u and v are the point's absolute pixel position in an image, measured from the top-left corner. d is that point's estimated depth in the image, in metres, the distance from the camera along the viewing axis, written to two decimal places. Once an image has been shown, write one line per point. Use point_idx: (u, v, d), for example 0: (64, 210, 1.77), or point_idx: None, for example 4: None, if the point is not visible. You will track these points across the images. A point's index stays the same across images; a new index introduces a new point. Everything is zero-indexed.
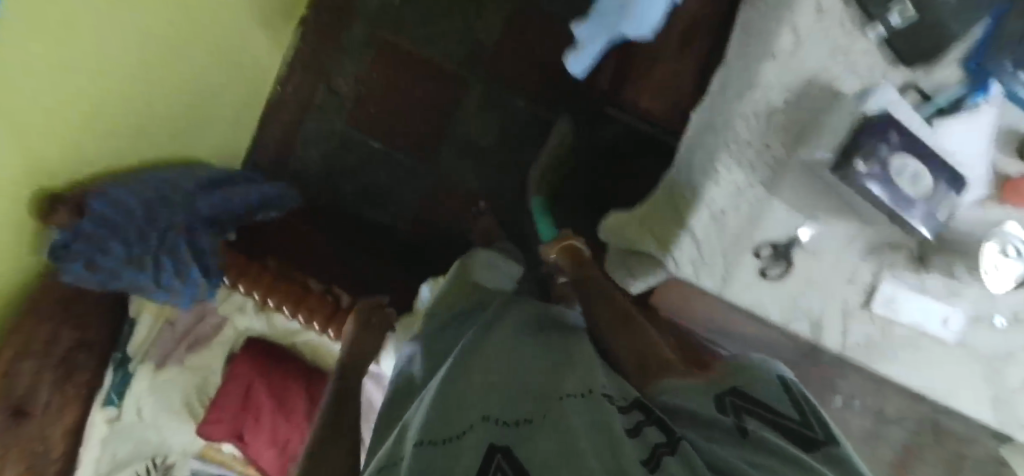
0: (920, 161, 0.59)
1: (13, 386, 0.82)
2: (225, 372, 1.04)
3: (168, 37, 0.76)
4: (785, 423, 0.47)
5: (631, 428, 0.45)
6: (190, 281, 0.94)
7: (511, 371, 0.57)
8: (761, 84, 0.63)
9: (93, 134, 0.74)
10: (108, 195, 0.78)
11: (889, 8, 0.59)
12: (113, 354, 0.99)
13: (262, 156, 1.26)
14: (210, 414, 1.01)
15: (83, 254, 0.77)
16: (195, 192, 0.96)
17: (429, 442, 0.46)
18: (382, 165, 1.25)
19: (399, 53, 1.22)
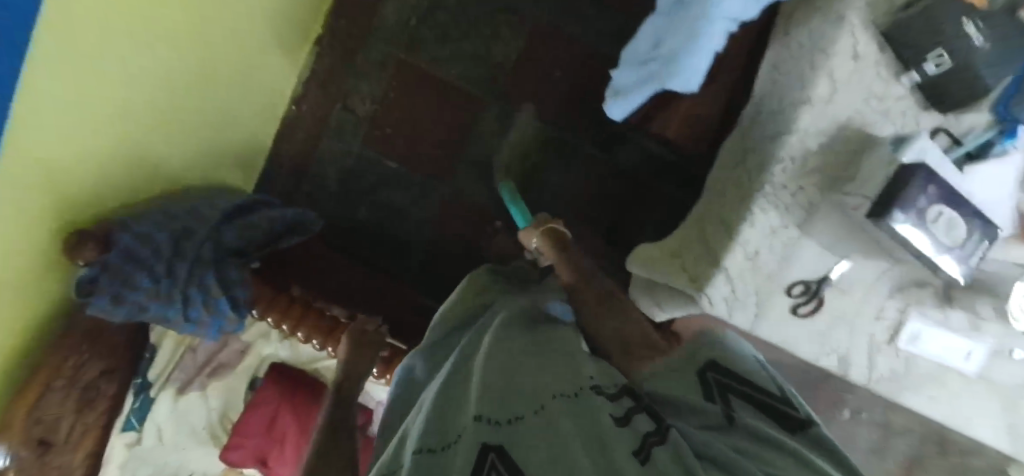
0: (953, 210, 0.57)
1: (41, 420, 0.74)
2: (249, 398, 0.99)
3: (191, 63, 0.73)
4: (768, 400, 0.47)
5: (620, 418, 0.45)
6: (218, 313, 0.86)
7: (532, 373, 0.53)
8: (798, 129, 0.62)
9: (115, 164, 0.70)
10: (132, 230, 0.77)
11: (924, 58, 0.59)
12: (134, 380, 0.91)
13: (276, 174, 1.09)
14: (233, 440, 0.97)
15: (110, 288, 0.74)
16: (219, 224, 0.90)
17: (429, 450, 0.48)
18: (397, 184, 1.10)
19: (416, 71, 1.07)
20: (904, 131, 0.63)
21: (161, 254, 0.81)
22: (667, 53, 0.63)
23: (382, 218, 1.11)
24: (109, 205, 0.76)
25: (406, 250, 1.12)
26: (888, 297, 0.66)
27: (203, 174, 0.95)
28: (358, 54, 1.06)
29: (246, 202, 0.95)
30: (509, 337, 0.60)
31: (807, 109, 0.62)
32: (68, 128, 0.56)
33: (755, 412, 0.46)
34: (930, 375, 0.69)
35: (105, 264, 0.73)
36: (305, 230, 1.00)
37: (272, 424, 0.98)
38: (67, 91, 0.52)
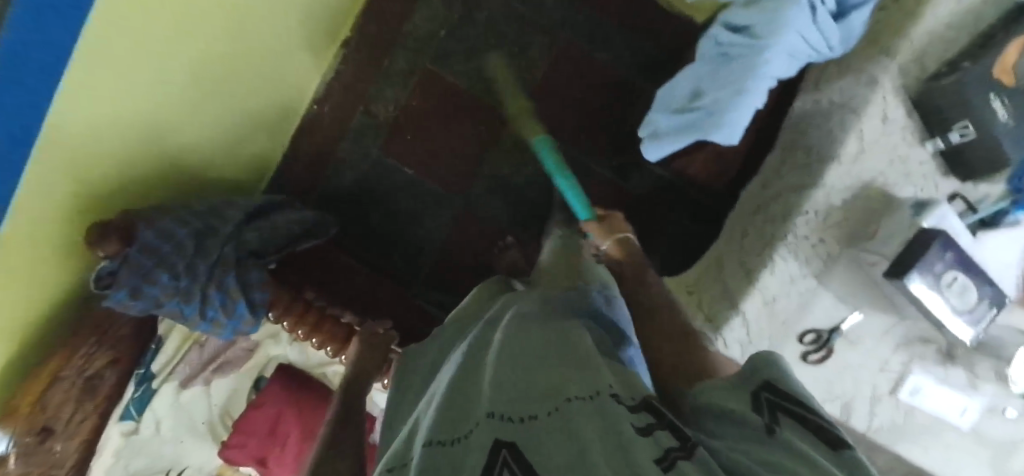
0: (966, 276, 0.63)
1: (46, 404, 0.76)
2: (252, 399, 0.96)
3: (219, 61, 0.73)
4: (820, 421, 0.41)
5: (642, 428, 0.40)
6: (236, 315, 0.86)
7: (549, 373, 0.48)
8: (824, 185, 0.68)
9: (134, 154, 0.70)
10: (157, 226, 0.77)
11: (949, 127, 0.64)
12: (136, 370, 0.88)
13: (292, 173, 1.06)
14: (233, 438, 0.94)
15: (127, 283, 0.74)
16: (242, 225, 0.90)
17: (438, 443, 0.44)
18: (415, 191, 1.07)
19: (442, 83, 1.04)
20: (922, 194, 0.69)
21: (189, 255, 0.81)
22: (710, 105, 0.62)
23: (395, 225, 1.08)
24: (121, 202, 0.75)
25: (413, 259, 1.09)
26: (893, 350, 0.72)
27: (221, 171, 0.94)
28: (383, 59, 1.03)
29: (271, 204, 0.96)
30: (526, 329, 0.55)
31: (835, 167, 0.67)
32: (93, 125, 0.56)
33: (804, 434, 0.39)
34: (928, 428, 0.74)
35: (125, 258, 0.74)
36: (320, 234, 1.00)
37: (273, 428, 0.95)
38: (98, 91, 0.53)
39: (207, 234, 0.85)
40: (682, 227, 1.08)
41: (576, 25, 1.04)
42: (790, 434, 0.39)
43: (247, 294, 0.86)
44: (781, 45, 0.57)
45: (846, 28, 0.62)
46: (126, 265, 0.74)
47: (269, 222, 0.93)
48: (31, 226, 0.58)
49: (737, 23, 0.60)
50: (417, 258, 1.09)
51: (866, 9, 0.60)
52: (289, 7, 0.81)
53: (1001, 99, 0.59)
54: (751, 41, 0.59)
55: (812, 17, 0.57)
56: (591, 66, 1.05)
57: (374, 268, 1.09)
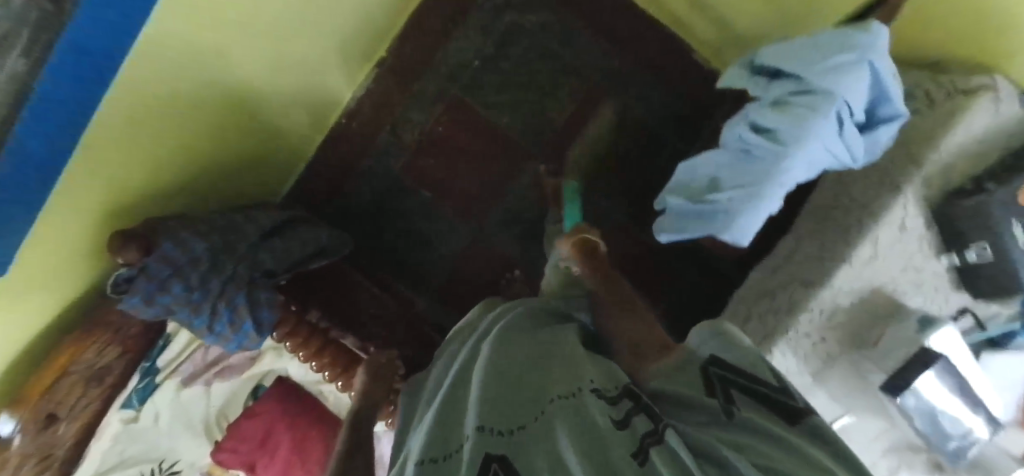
0: (966, 405, 0.59)
1: (57, 391, 0.74)
2: (248, 405, 0.95)
3: (254, 60, 0.73)
4: (765, 392, 0.53)
5: (620, 420, 0.48)
6: (242, 333, 0.77)
7: (535, 379, 0.55)
8: (833, 286, 0.63)
9: (167, 149, 0.70)
10: (177, 236, 0.71)
11: (966, 245, 0.61)
12: (141, 363, 0.84)
13: (313, 184, 1.06)
14: (226, 441, 0.92)
15: (143, 290, 0.67)
16: (260, 244, 0.81)
17: (430, 460, 0.50)
18: (432, 215, 1.07)
19: (469, 113, 1.06)
20: (929, 307, 0.65)
21: (203, 270, 0.73)
22: (727, 203, 0.58)
23: (408, 245, 1.08)
24: (159, 209, 0.78)
25: (420, 283, 1.08)
26: (881, 453, 0.67)
27: (253, 174, 0.94)
28: (415, 83, 1.04)
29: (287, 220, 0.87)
30: (512, 337, 0.61)
31: (846, 269, 0.63)
32: (128, 137, 0.59)
33: (755, 406, 0.51)
34: None
35: (143, 267, 0.68)
36: (332, 254, 0.91)
37: (266, 437, 0.93)
38: (135, 105, 0.56)
39: (229, 245, 0.77)
40: (691, 280, 1.08)
41: (612, 71, 1.06)
42: (744, 410, 0.51)
43: (254, 312, 0.77)
44: (806, 152, 0.53)
45: (872, 141, 0.56)
46: (142, 275, 0.68)
47: (285, 239, 0.84)
48: (79, 216, 0.62)
49: (759, 123, 0.56)
50: (425, 281, 1.08)
51: (894, 124, 0.55)
52: (321, 39, 0.84)
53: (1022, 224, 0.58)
54: (773, 144, 0.54)
55: (837, 130, 0.52)
56: (618, 109, 1.07)
57: (380, 289, 1.07)
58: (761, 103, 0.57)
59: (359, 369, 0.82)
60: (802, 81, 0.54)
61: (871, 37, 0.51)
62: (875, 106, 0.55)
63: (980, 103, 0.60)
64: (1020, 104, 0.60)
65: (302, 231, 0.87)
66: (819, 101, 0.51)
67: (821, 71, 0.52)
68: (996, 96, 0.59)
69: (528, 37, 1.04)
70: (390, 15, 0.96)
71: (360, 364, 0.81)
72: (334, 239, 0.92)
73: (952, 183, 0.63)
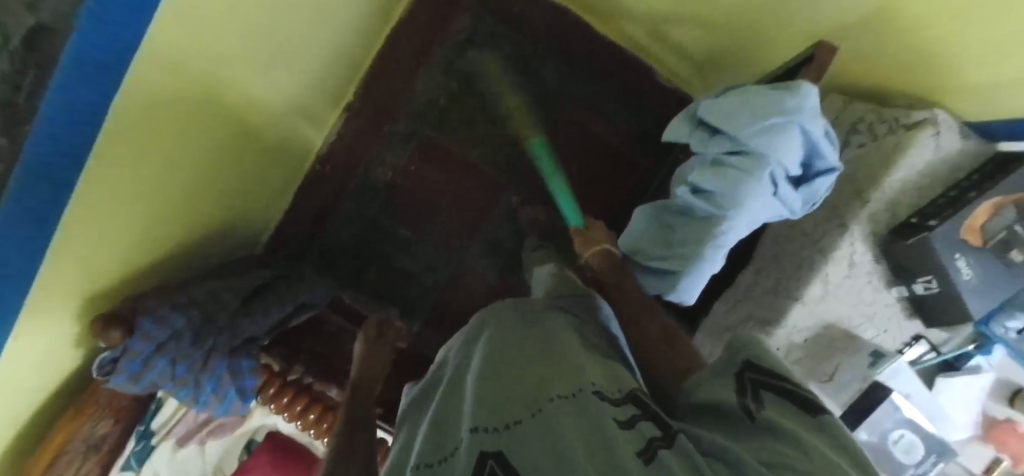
0: (916, 435, 0.70)
1: (55, 468, 0.76)
2: (242, 461, 0.96)
3: (246, 80, 0.73)
4: (795, 391, 0.46)
5: (625, 421, 0.42)
6: (227, 400, 0.79)
7: (536, 374, 0.49)
8: (786, 325, 0.67)
9: (167, 178, 0.71)
10: (156, 314, 0.72)
11: (913, 280, 0.64)
12: (136, 427, 0.86)
13: (292, 230, 1.07)
14: None
15: (128, 369, 0.69)
16: (239, 311, 0.83)
17: (425, 465, 0.46)
18: (411, 251, 1.09)
19: (440, 149, 1.06)
20: (885, 335, 0.68)
21: (185, 343, 0.75)
22: (674, 259, 0.62)
23: (390, 282, 1.10)
24: (136, 285, 0.79)
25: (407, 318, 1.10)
26: None
27: (249, 204, 0.95)
28: (384, 125, 1.03)
29: (267, 281, 0.90)
30: (505, 333, 0.55)
31: (799, 307, 0.66)
32: (94, 225, 0.63)
33: (784, 404, 0.45)
34: None
35: (125, 346, 0.69)
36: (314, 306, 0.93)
37: None
38: (93, 201, 0.60)
39: (212, 317, 0.79)
40: None
41: (577, 97, 1.07)
42: (768, 411, 0.44)
43: (237, 380, 0.80)
44: (739, 212, 0.57)
45: (809, 193, 0.58)
46: (126, 354, 0.69)
47: (263, 301, 0.86)
48: (37, 313, 0.63)
49: (699, 184, 0.59)
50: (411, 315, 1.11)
51: (830, 176, 0.57)
52: (287, 99, 0.86)
53: (965, 258, 0.60)
54: (711, 205, 0.58)
55: (772, 189, 0.56)
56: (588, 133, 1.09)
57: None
58: (702, 163, 0.60)
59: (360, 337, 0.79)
60: (736, 140, 0.57)
61: (798, 101, 0.54)
62: (810, 161, 0.57)
63: (920, 138, 0.61)
64: (960, 136, 0.62)
65: (282, 293, 0.89)
66: (753, 164, 0.55)
67: (754, 132, 0.55)
68: (936, 130, 0.61)
69: (493, 69, 1.03)
70: (353, 59, 0.96)
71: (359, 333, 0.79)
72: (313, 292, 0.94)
73: (902, 216, 0.65)
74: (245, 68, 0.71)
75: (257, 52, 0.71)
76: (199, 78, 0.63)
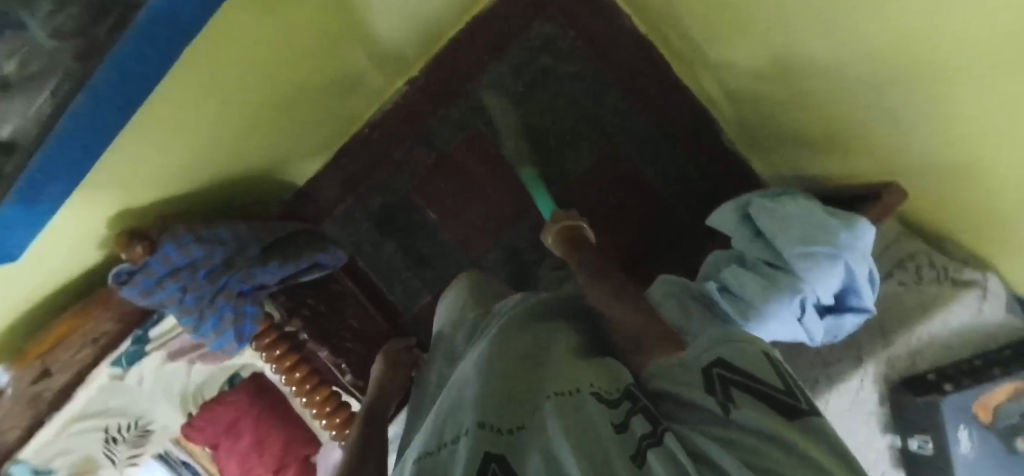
0: None
1: (52, 354, 0.80)
2: (223, 391, 1.00)
3: (338, 16, 0.73)
4: (772, 393, 0.43)
5: (617, 423, 0.40)
6: (223, 337, 0.81)
7: (538, 377, 0.48)
8: None
9: (242, 92, 0.71)
10: (178, 240, 0.75)
11: (911, 434, 0.66)
12: (134, 331, 0.88)
13: (326, 185, 1.08)
14: (195, 419, 1.00)
15: (142, 284, 0.74)
16: (259, 256, 0.85)
17: (426, 455, 0.44)
18: (433, 235, 1.10)
19: (488, 148, 1.07)
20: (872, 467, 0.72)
21: (199, 276, 0.78)
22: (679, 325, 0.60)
23: (406, 259, 1.11)
24: (170, 206, 0.82)
25: (412, 295, 1.11)
26: None
27: (299, 146, 0.96)
28: (441, 108, 1.04)
29: (291, 233, 0.91)
30: (514, 337, 0.52)
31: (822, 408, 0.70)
32: (143, 138, 0.64)
33: (759, 406, 0.41)
34: None
35: (144, 263, 0.74)
36: (328, 268, 0.93)
37: (231, 426, 0.99)
38: (148, 118, 0.61)
39: (232, 261, 0.81)
40: None
41: (636, 135, 1.06)
42: (744, 409, 0.41)
43: (238, 323, 0.82)
44: (762, 326, 0.56)
45: (836, 324, 0.57)
46: (143, 270, 0.74)
47: (280, 253, 0.87)
48: (77, 210, 0.67)
49: (729, 284, 0.59)
50: (414, 296, 1.11)
51: (858, 315, 0.57)
52: (360, 66, 0.88)
53: (969, 431, 0.60)
54: (736, 312, 0.57)
55: (797, 316, 0.55)
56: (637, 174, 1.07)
57: (373, 302, 1.11)
58: (738, 264, 0.60)
59: (382, 356, 0.78)
60: (778, 256, 0.58)
61: (852, 238, 0.54)
62: (846, 294, 0.56)
63: (962, 299, 0.62)
64: (1007, 309, 0.61)
65: (302, 247, 0.90)
66: (787, 285, 0.55)
67: (796, 254, 0.55)
68: (983, 293, 0.61)
69: (561, 84, 1.03)
70: (429, 39, 0.96)
71: (380, 353, 0.77)
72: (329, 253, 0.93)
73: (919, 368, 0.66)
74: (350, 29, 0.77)
75: (359, 10, 0.74)
76: (308, 25, 0.69)
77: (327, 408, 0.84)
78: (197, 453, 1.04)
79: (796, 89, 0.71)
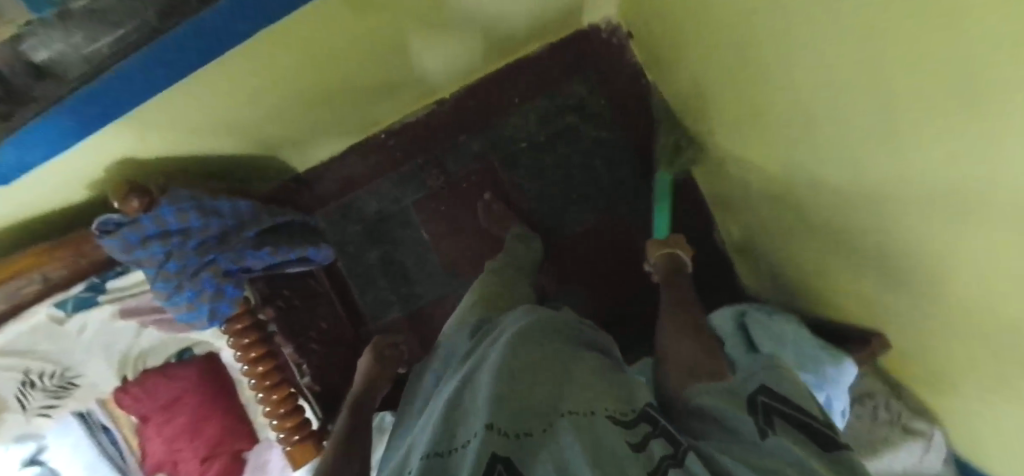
0: None
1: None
2: (169, 364, 0.95)
3: (411, 32, 0.76)
4: (810, 421, 0.50)
5: (637, 443, 0.48)
6: (195, 311, 0.77)
7: (550, 393, 0.56)
8: None
9: (301, 78, 0.73)
10: (177, 202, 0.73)
11: None
12: (90, 277, 0.80)
13: (328, 178, 1.07)
14: (132, 388, 0.93)
15: (125, 236, 0.70)
16: (252, 239, 0.82)
17: (434, 455, 0.52)
18: (423, 254, 1.10)
19: (498, 184, 1.09)
20: None
21: (189, 245, 0.75)
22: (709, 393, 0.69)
23: (388, 270, 1.10)
24: (173, 163, 0.79)
25: (383, 308, 1.10)
26: None
27: (317, 136, 0.95)
28: (462, 135, 1.08)
29: (287, 221, 0.89)
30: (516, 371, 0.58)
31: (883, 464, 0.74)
32: (191, 92, 0.63)
33: (795, 432, 0.49)
34: None
35: (136, 218, 0.71)
36: (314, 264, 0.91)
37: (172, 402, 0.94)
38: (200, 80, 0.61)
39: (227, 238, 0.78)
40: None
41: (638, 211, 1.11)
42: (779, 434, 0.49)
43: (215, 302, 0.78)
44: None
45: None
46: (132, 225, 0.71)
47: (272, 238, 0.85)
48: (96, 145, 0.64)
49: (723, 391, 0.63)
50: (386, 309, 1.10)
51: None
52: (406, 78, 0.90)
53: None
54: None
55: None
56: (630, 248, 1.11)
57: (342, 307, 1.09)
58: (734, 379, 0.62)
59: (369, 351, 0.82)
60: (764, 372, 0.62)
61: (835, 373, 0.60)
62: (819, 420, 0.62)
63: (911, 446, 0.71)
64: (943, 460, 0.71)
65: (296, 240, 0.88)
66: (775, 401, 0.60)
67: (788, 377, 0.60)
68: (927, 445, 0.70)
69: (579, 144, 1.09)
70: (473, 69, 1.00)
71: (368, 346, 0.81)
72: (319, 251, 0.90)
73: None
74: (416, 49, 0.81)
75: (433, 29, 0.78)
76: (387, 41, 0.74)
77: (280, 409, 0.81)
78: (121, 419, 0.97)
79: (798, 216, 0.78)
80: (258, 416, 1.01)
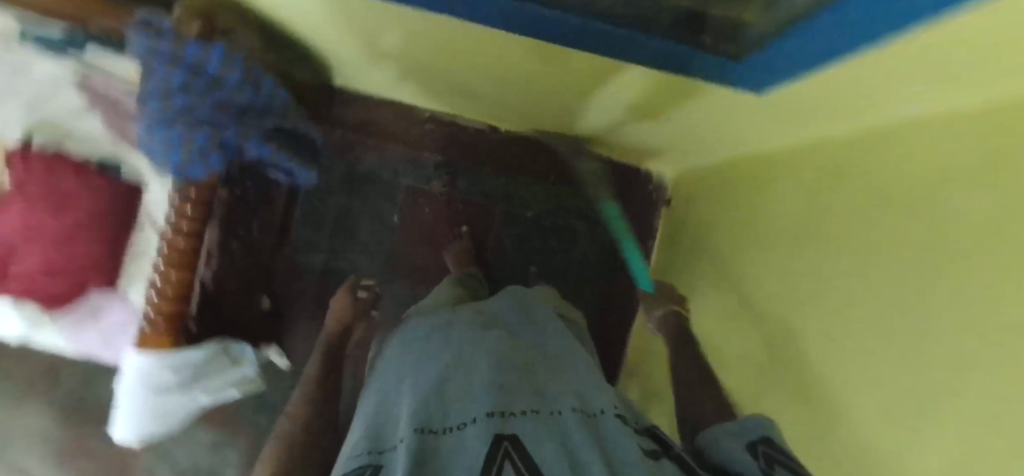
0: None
1: None
2: (86, 165, 0.87)
3: (534, 90, 0.78)
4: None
5: (650, 452, 0.51)
6: (171, 153, 0.72)
7: (550, 386, 0.55)
8: None
9: (424, 55, 0.72)
10: (235, 58, 0.68)
11: None
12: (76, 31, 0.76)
13: (355, 112, 1.04)
14: (34, 160, 0.84)
15: (159, 43, 0.65)
16: (265, 130, 0.77)
17: (427, 431, 0.47)
18: (379, 232, 1.08)
19: (487, 226, 1.11)
20: None
21: (209, 97, 0.70)
22: None
23: (340, 224, 1.06)
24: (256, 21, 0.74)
25: (310, 250, 1.05)
26: None
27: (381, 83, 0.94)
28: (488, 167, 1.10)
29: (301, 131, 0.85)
30: (507, 362, 0.55)
31: None
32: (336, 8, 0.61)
33: None
34: None
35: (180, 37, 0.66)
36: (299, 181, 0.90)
37: (61, 197, 0.84)
38: (345, 4, 0.59)
39: (246, 114, 0.74)
40: None
41: None
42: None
43: (191, 160, 0.73)
44: None
45: None
46: (173, 42, 0.65)
47: (280, 139, 0.82)
48: None
49: None
50: (312, 249, 1.05)
51: None
52: (493, 103, 0.92)
53: None
54: None
55: None
56: None
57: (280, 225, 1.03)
58: None
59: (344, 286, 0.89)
60: None
61: None
62: None
63: None
64: None
65: (296, 149, 0.85)
66: None
67: None
68: None
69: (569, 247, 1.14)
70: (541, 129, 1.03)
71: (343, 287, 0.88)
72: (307, 174, 0.88)
73: None
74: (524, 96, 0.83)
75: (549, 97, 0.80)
76: (514, 82, 0.76)
77: (169, 289, 0.76)
78: None
79: None
80: (131, 271, 0.91)
